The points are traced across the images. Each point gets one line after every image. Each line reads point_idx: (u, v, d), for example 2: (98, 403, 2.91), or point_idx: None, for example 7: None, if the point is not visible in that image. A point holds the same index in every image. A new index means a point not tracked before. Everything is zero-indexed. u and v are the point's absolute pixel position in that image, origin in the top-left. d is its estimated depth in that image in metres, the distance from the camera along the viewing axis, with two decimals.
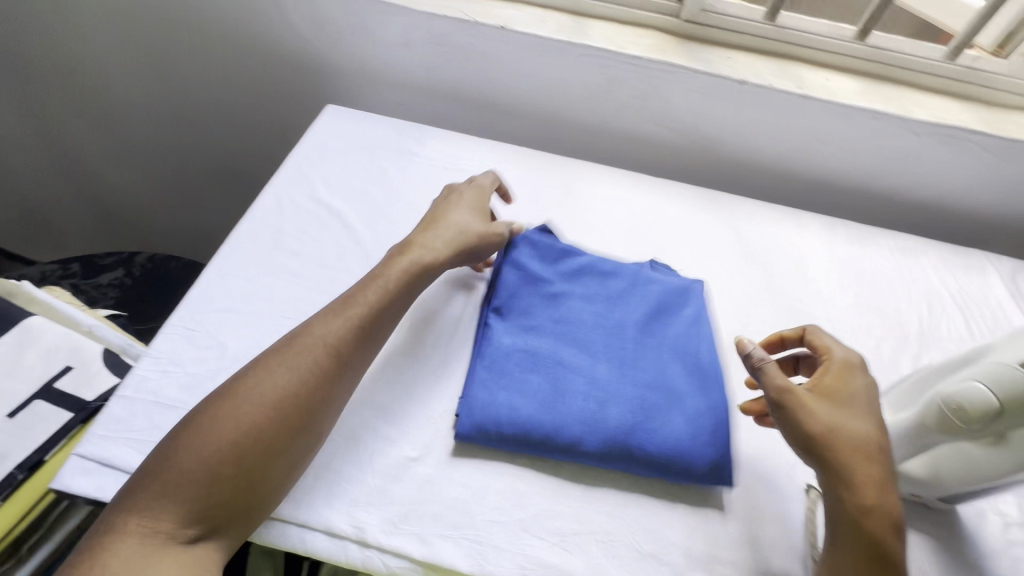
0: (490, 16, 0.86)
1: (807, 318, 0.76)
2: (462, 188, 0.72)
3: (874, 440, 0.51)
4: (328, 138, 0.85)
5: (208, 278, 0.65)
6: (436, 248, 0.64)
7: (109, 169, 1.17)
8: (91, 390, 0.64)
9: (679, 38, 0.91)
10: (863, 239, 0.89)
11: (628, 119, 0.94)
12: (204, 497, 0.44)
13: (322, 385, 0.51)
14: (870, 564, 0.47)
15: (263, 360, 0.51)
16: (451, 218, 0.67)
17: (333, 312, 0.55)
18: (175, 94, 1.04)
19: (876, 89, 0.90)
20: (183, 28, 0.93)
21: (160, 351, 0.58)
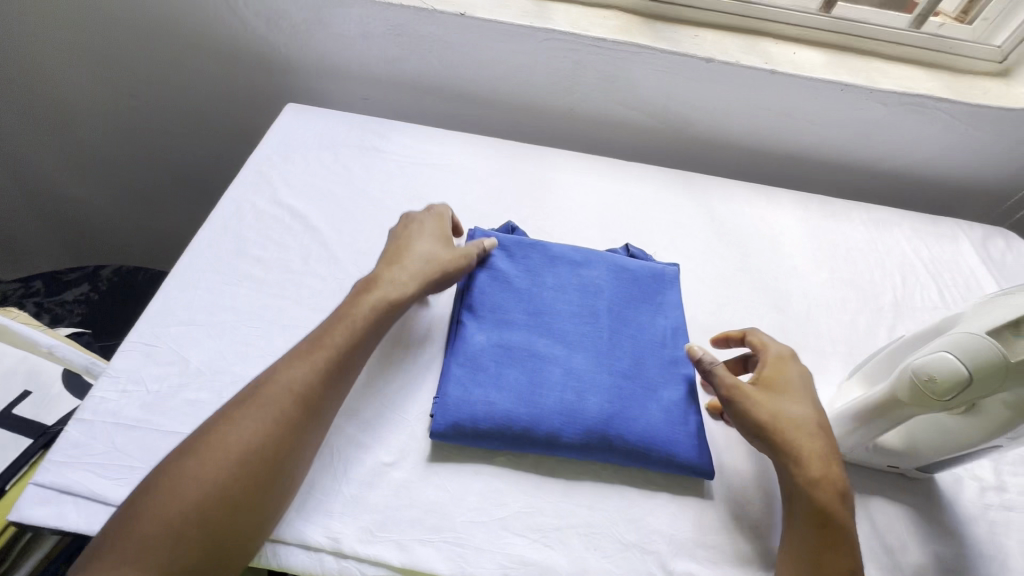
0: (449, 3, 0.83)
1: (783, 295, 0.76)
2: (419, 216, 0.67)
3: (813, 419, 0.54)
4: (289, 138, 0.82)
5: (167, 290, 0.63)
6: (404, 283, 0.59)
7: (64, 182, 1.12)
8: (50, 414, 0.63)
9: (644, 17, 0.89)
10: (835, 212, 0.89)
11: (596, 103, 0.93)
12: (168, 563, 0.41)
13: (290, 435, 0.48)
14: (824, 534, 0.49)
15: (226, 414, 0.48)
16: (414, 249, 0.62)
17: (298, 355, 0.52)
18: (128, 99, 0.99)
19: (843, 61, 0.89)
20: (130, 30, 0.89)
21: (120, 370, 0.56)
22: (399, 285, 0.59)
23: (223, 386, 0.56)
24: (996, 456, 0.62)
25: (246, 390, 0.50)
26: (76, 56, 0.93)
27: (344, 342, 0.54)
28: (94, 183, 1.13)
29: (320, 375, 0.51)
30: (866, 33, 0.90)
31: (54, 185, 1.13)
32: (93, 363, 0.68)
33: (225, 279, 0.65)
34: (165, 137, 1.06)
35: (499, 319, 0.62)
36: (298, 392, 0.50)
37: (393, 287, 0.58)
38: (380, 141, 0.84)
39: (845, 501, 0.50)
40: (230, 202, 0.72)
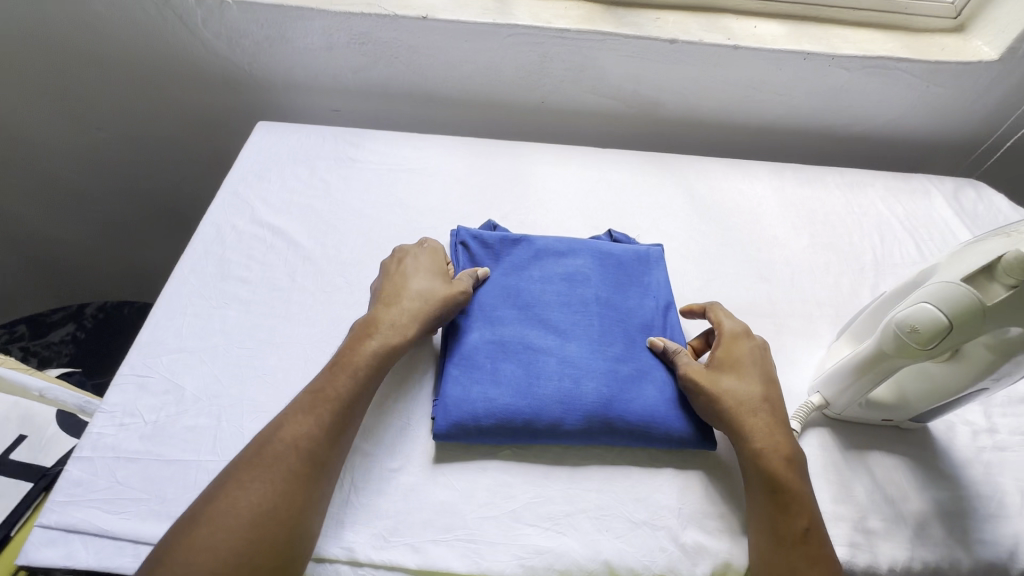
0: (409, 7, 0.82)
1: (766, 265, 0.77)
2: (411, 251, 0.65)
3: (758, 393, 0.56)
4: (262, 156, 0.81)
5: (154, 320, 0.62)
6: (405, 326, 0.58)
7: (36, 223, 1.10)
8: (48, 456, 0.62)
9: (605, 5, 0.89)
10: (811, 179, 0.90)
11: (567, 93, 0.93)
12: None
13: (300, 496, 0.47)
14: (776, 501, 0.50)
15: (232, 476, 0.47)
16: (410, 286, 0.60)
17: (301, 408, 0.51)
18: (95, 131, 0.98)
19: (804, 31, 0.90)
20: (90, 62, 0.88)
21: (115, 404, 0.56)
22: (400, 329, 0.58)
23: (221, 409, 0.56)
24: (985, 399, 0.64)
25: (246, 449, 0.49)
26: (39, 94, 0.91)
27: (349, 389, 0.53)
28: (69, 221, 1.12)
29: (327, 427, 0.50)
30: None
31: (28, 228, 1.11)
32: (87, 402, 0.70)
33: (212, 303, 0.64)
34: (137, 167, 1.05)
35: (486, 317, 0.62)
36: (305, 448, 0.49)
37: (394, 331, 0.57)
38: (354, 150, 0.84)
39: (795, 466, 0.52)
40: (208, 226, 0.72)
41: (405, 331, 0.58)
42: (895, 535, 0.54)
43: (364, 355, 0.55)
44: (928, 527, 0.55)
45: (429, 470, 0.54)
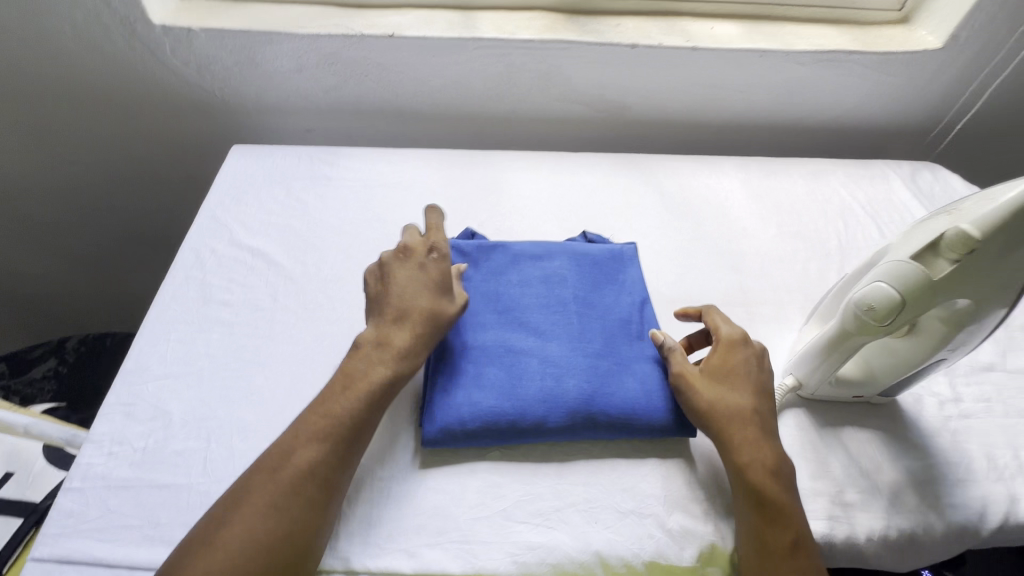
0: (375, 26, 0.85)
1: (737, 255, 0.80)
2: (413, 253, 0.61)
3: (748, 405, 0.56)
4: (237, 179, 0.82)
5: (138, 348, 0.63)
6: (415, 349, 0.56)
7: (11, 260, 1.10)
8: (37, 492, 0.62)
9: (566, 13, 0.92)
10: (775, 171, 0.93)
11: (535, 100, 0.95)
12: None
13: (314, 521, 0.48)
14: (761, 513, 0.51)
15: (242, 503, 0.47)
16: (418, 304, 0.58)
17: (309, 432, 0.51)
18: (67, 164, 0.98)
19: (756, 29, 0.94)
20: (61, 94, 0.88)
21: (104, 434, 0.56)
22: (411, 353, 0.56)
23: (211, 431, 0.57)
24: (949, 370, 0.67)
25: (254, 471, 0.49)
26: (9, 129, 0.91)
27: (359, 411, 0.53)
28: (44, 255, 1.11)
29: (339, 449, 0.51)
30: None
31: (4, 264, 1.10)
32: (74, 435, 0.69)
33: (195, 326, 0.65)
34: (110, 197, 1.05)
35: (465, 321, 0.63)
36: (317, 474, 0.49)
37: (403, 355, 0.56)
38: (330, 167, 0.85)
39: (779, 478, 0.53)
40: (187, 252, 0.72)
41: (416, 353, 0.56)
42: (871, 505, 0.57)
43: (372, 379, 0.54)
44: (902, 496, 0.58)
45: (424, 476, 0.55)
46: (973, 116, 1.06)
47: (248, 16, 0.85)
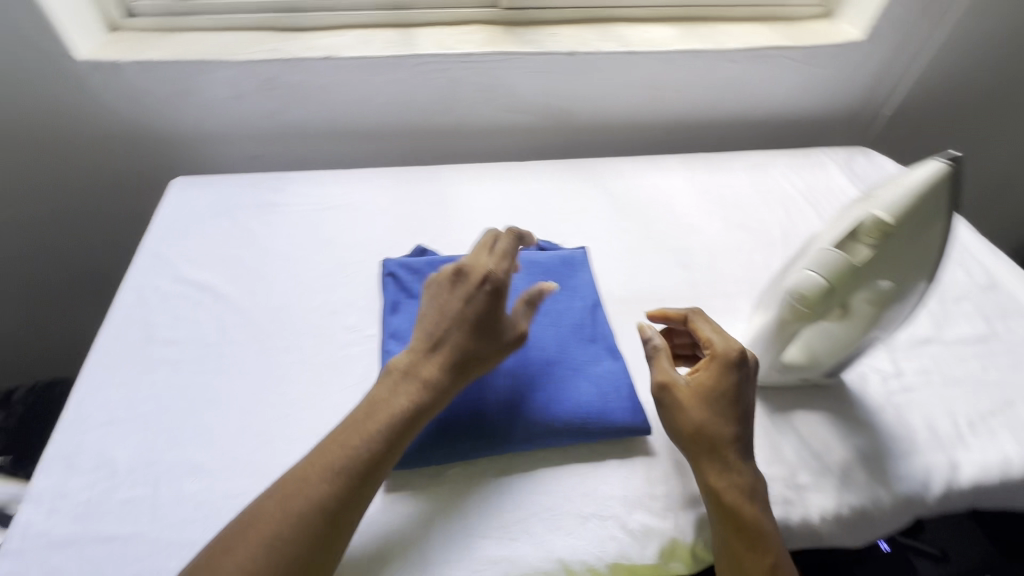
0: (314, 49, 0.86)
1: (685, 252, 0.82)
2: (473, 280, 0.57)
3: (730, 431, 0.53)
4: (179, 214, 0.80)
5: (78, 396, 0.60)
6: (442, 384, 0.54)
7: None
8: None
9: (505, 26, 0.94)
10: (718, 167, 0.96)
11: (482, 113, 0.96)
12: None
13: (316, 556, 0.46)
14: (743, 538, 0.51)
15: (248, 528, 0.45)
16: (464, 345, 0.55)
17: (326, 461, 0.49)
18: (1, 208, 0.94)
19: (685, 30, 0.98)
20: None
21: (40, 489, 0.54)
22: (441, 386, 0.54)
23: (154, 474, 0.55)
24: (889, 346, 0.71)
25: (263, 500, 0.47)
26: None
27: (381, 445, 0.50)
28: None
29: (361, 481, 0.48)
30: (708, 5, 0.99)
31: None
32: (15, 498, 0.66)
33: (135, 367, 0.63)
34: (47, 239, 1.01)
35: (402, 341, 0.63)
36: (331, 511, 0.47)
37: (434, 398, 0.53)
38: (277, 191, 0.85)
39: (756, 501, 0.52)
40: (127, 289, 0.71)
41: (443, 387, 0.54)
42: (825, 485, 0.59)
43: (400, 417, 0.52)
44: (852, 473, 0.60)
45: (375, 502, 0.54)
46: (896, 103, 1.12)
47: (182, 45, 0.85)
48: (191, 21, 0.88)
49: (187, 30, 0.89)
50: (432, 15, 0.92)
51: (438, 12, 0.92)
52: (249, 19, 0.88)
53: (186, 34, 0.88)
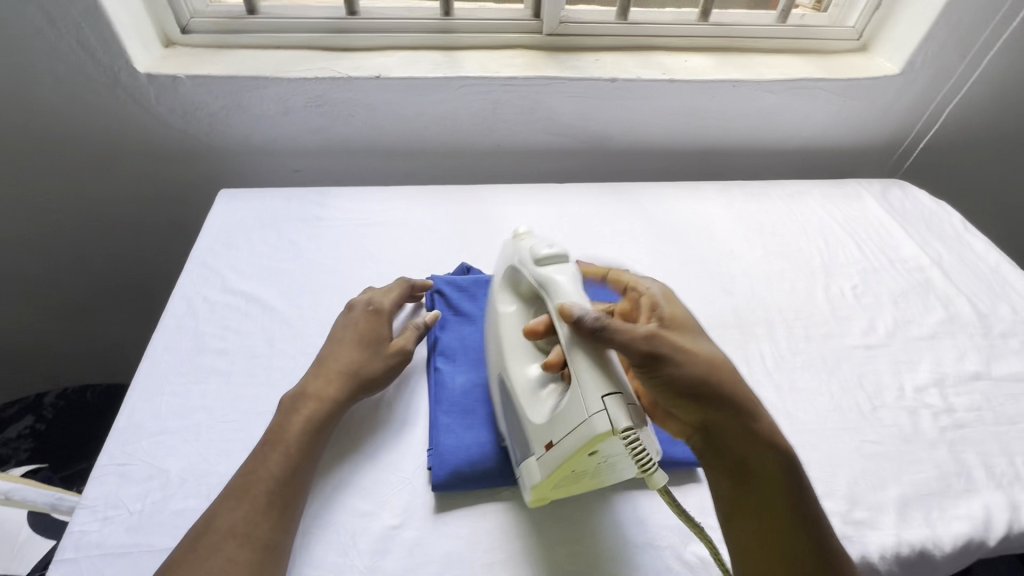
0: (566, 69, 0.91)
1: (909, 353, 0.71)
2: (360, 308, 0.61)
3: None
4: (412, 200, 0.86)
5: (302, 361, 0.62)
6: (704, 378, 0.49)
7: (103, 234, 0.99)
8: (25, 562, 0.56)
9: (732, 55, 1.00)
10: (888, 251, 0.87)
11: (698, 128, 1.00)
12: (251, 566, 0.42)
13: (291, 482, 0.48)
14: None
15: (243, 469, 0.48)
16: (349, 354, 0.57)
17: (278, 424, 0.51)
18: (197, 143, 0.90)
19: (818, 62, 1.00)
20: (222, 87, 0.84)
21: (224, 475, 0.52)
22: (708, 378, 0.49)
23: (339, 502, 0.51)
24: None
25: (240, 475, 0.47)
26: (148, 106, 0.84)
27: (306, 437, 0.50)
28: (134, 247, 1.02)
29: (300, 457, 0.49)
30: (917, 50, 0.96)
31: (88, 254, 1.01)
32: (60, 498, 0.59)
33: None
34: (141, 211, 0.97)
35: None
36: (283, 502, 0.46)
37: (336, 400, 0.53)
38: (478, 202, 0.86)
39: None
40: (332, 288, 0.71)
41: (705, 390, 0.48)
42: None
43: (315, 414, 0.52)
44: None
45: (551, 557, 0.49)
46: (941, 142, 1.12)
47: (437, 62, 0.90)
48: (445, 41, 0.93)
49: (438, 49, 0.94)
50: (674, 42, 0.99)
51: (680, 39, 0.99)
52: (493, 39, 0.94)
53: (438, 53, 0.92)
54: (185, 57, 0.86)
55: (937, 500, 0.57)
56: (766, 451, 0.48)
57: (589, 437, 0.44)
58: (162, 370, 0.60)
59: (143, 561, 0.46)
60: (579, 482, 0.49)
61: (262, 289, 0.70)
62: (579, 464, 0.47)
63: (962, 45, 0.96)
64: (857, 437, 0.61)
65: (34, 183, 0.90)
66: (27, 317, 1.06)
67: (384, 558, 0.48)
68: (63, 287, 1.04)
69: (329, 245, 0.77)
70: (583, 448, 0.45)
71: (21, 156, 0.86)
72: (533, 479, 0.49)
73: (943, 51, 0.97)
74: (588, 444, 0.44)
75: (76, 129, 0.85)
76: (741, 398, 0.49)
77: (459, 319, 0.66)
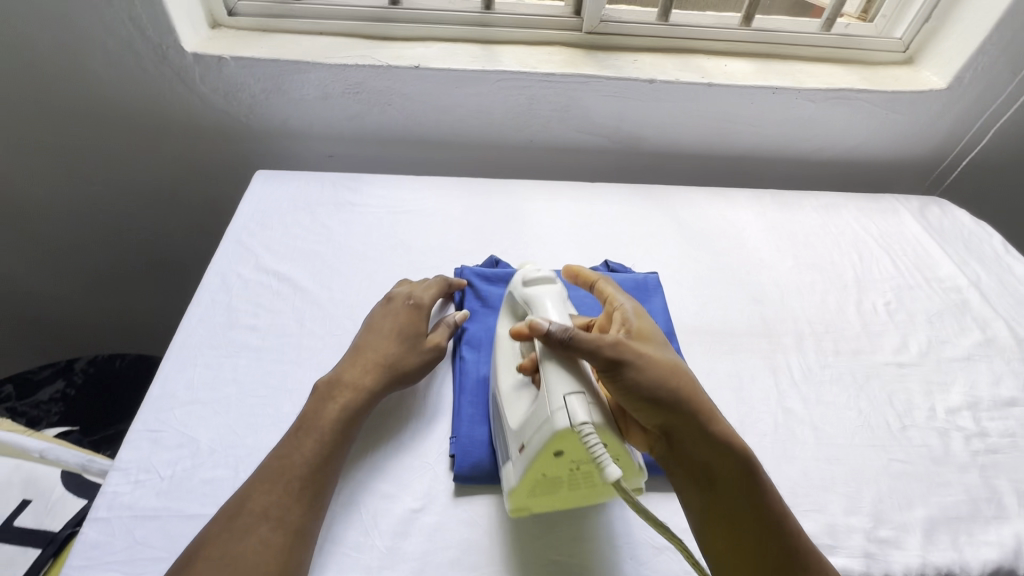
0: (605, 67, 0.91)
1: (941, 373, 0.69)
2: (400, 301, 0.62)
3: None
4: (443, 190, 0.86)
5: (330, 343, 0.63)
6: (666, 386, 0.48)
7: (140, 209, 1.01)
8: (57, 519, 0.56)
9: (773, 62, 0.99)
10: (924, 269, 0.85)
11: (734, 133, 0.99)
12: (283, 550, 0.43)
13: (324, 468, 0.48)
14: None
15: (277, 453, 0.48)
16: (387, 346, 0.57)
17: (312, 409, 0.52)
18: (237, 123, 0.92)
19: (863, 73, 0.98)
20: (265, 69, 0.85)
21: (252, 448, 0.53)
22: (669, 386, 0.48)
23: (364, 483, 0.52)
24: None
25: (272, 458, 0.48)
26: (192, 85, 0.86)
27: (340, 425, 0.51)
28: (170, 223, 1.04)
29: (333, 444, 0.50)
30: (967, 65, 0.94)
31: (126, 228, 1.03)
32: (89, 461, 0.62)
33: None
34: (177, 188, 0.99)
35: None
36: (316, 486, 0.47)
37: (371, 391, 0.54)
38: (509, 196, 0.86)
39: None
40: (362, 272, 0.72)
41: (666, 398, 0.47)
42: None
43: (352, 403, 0.52)
44: None
45: (568, 552, 0.49)
46: (985, 161, 1.09)
47: (476, 55, 0.90)
48: (485, 34, 0.93)
49: (477, 42, 0.94)
50: (715, 45, 0.98)
51: (722, 44, 0.97)
52: (533, 34, 0.94)
53: (478, 47, 0.93)
54: (230, 39, 0.87)
55: (965, 525, 0.55)
56: (724, 457, 0.48)
57: (550, 435, 0.44)
58: (196, 342, 0.61)
59: (172, 525, 0.48)
60: (557, 491, 0.49)
61: (293, 270, 0.71)
62: (549, 467, 0.46)
63: (1015, 62, 0.93)
64: (885, 455, 0.60)
65: (78, 155, 0.92)
66: (63, 285, 1.09)
67: (403, 540, 0.48)
68: (99, 258, 1.07)
69: (361, 230, 0.78)
70: (547, 447, 0.45)
71: (68, 129, 0.89)
72: (510, 484, 0.48)
73: (993, 66, 0.94)
74: (550, 442, 0.44)
75: (122, 104, 0.87)
76: (702, 406, 0.48)
77: (487, 311, 0.66)
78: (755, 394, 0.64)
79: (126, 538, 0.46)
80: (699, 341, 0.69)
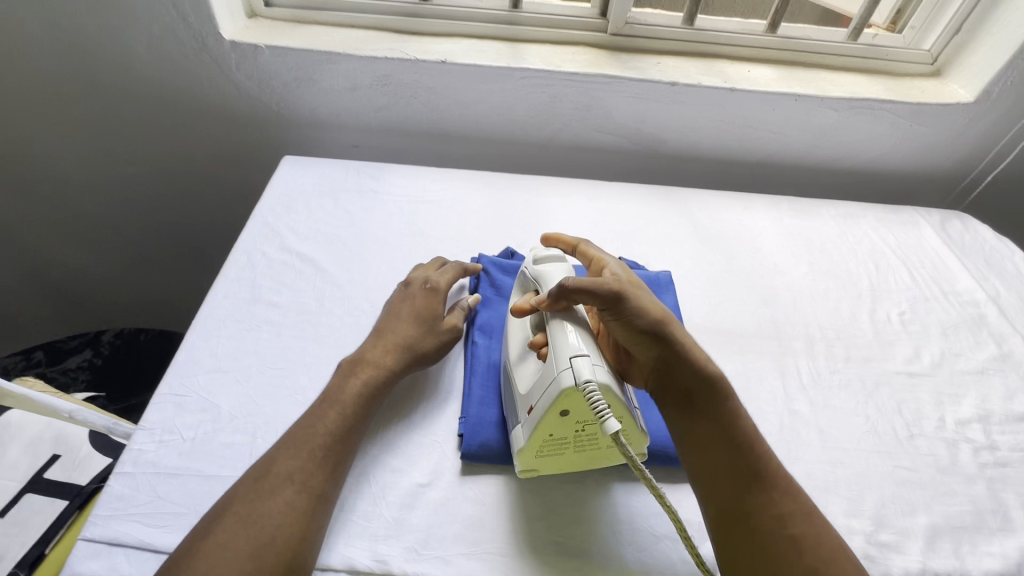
0: (628, 69, 0.92)
1: (953, 385, 0.69)
2: (418, 285, 0.64)
3: None
4: (464, 182, 0.88)
5: (348, 322, 0.65)
6: (660, 324, 0.52)
7: (173, 190, 1.05)
8: (84, 474, 0.59)
9: (797, 69, 0.99)
10: (942, 282, 0.84)
11: (754, 139, 0.99)
12: (304, 511, 0.45)
13: (343, 438, 0.50)
14: None
15: (300, 422, 0.50)
16: (405, 327, 0.59)
17: (336, 384, 0.54)
18: (268, 110, 0.95)
19: (888, 84, 0.98)
20: (296, 59, 0.88)
21: (269, 418, 0.55)
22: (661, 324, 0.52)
23: (375, 456, 0.53)
24: None
25: (297, 426, 0.50)
26: (227, 72, 0.89)
27: (361, 399, 0.53)
28: (199, 205, 1.08)
29: (354, 417, 0.51)
30: (995, 79, 0.93)
31: (157, 208, 1.07)
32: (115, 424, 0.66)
33: None
34: (208, 171, 1.03)
35: None
36: (337, 456, 0.49)
37: (390, 368, 0.56)
38: (527, 191, 0.88)
39: None
40: (383, 257, 0.74)
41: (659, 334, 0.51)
42: None
43: (372, 379, 0.54)
44: None
45: (568, 532, 0.50)
46: (1012, 177, 1.07)
47: (502, 53, 0.92)
48: (511, 32, 0.95)
49: (503, 40, 0.96)
50: (739, 51, 0.98)
51: (745, 50, 0.98)
52: (558, 34, 0.95)
53: (503, 44, 0.94)
54: (265, 28, 0.91)
55: (969, 534, 0.55)
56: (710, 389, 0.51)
57: (556, 394, 0.46)
58: (221, 315, 0.64)
59: (192, 484, 0.50)
60: (564, 452, 0.50)
61: (316, 252, 0.74)
62: (555, 427, 0.48)
63: None
64: (891, 462, 0.60)
65: (117, 135, 0.96)
66: (94, 260, 1.14)
67: (409, 512, 0.50)
68: (130, 236, 1.11)
69: (382, 216, 0.81)
70: (553, 406, 0.47)
71: (108, 110, 0.93)
72: (517, 444, 0.50)
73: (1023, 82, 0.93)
74: (556, 401, 0.46)
75: (159, 87, 0.91)
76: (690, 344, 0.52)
77: (500, 299, 0.68)
78: (762, 395, 0.65)
79: (148, 493, 0.49)
80: (709, 340, 0.70)
